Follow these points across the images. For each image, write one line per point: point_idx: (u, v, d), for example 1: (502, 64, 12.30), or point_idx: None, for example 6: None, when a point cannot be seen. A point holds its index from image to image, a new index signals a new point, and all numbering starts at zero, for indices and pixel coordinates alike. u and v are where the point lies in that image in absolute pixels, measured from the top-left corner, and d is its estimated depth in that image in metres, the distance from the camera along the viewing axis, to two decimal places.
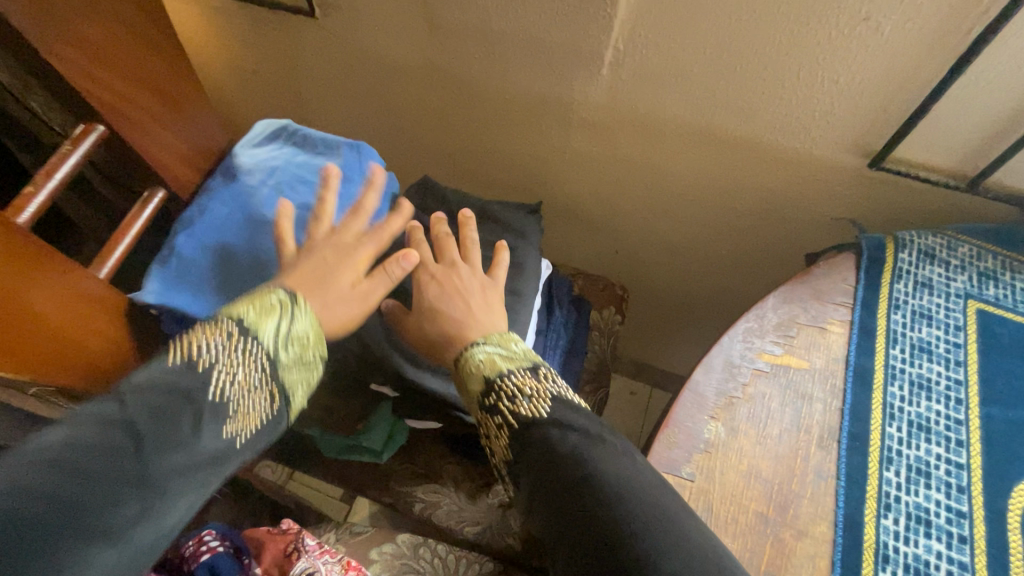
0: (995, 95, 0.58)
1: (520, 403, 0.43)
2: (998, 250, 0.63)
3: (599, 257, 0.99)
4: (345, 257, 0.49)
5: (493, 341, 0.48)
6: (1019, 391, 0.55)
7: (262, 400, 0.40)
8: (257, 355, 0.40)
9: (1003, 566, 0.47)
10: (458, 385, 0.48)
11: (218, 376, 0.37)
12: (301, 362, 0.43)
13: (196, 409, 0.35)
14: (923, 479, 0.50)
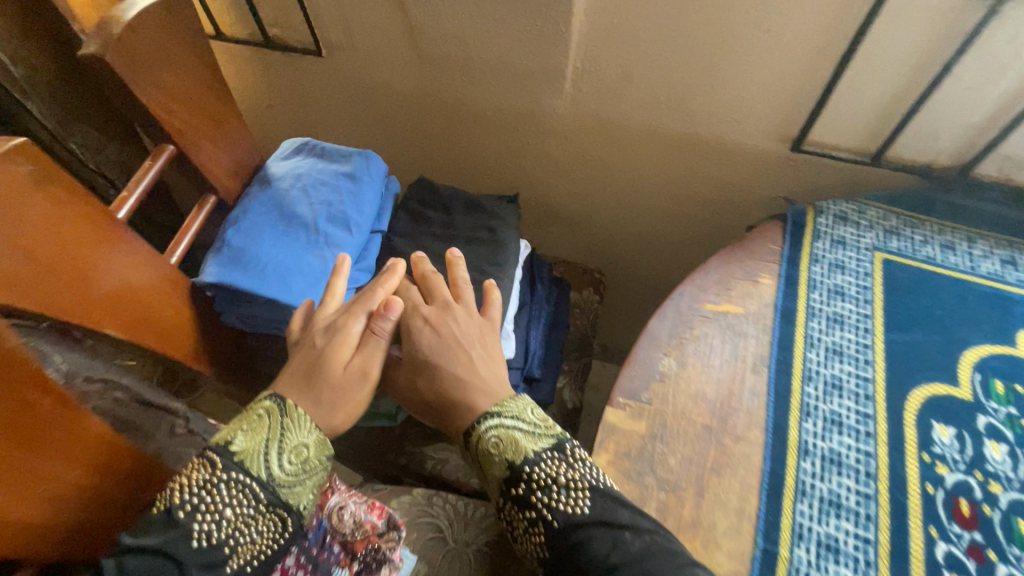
0: (879, 85, 0.71)
1: (555, 495, 0.49)
2: (899, 212, 0.76)
3: (580, 250, 1.12)
4: (336, 337, 0.55)
5: (512, 416, 0.53)
6: (917, 320, 0.67)
7: (263, 523, 0.47)
8: (242, 486, 0.46)
9: (901, 451, 0.58)
10: (477, 461, 0.53)
11: (201, 524, 0.44)
12: (298, 475, 0.49)
13: (183, 563, 0.43)
14: (836, 390, 0.62)
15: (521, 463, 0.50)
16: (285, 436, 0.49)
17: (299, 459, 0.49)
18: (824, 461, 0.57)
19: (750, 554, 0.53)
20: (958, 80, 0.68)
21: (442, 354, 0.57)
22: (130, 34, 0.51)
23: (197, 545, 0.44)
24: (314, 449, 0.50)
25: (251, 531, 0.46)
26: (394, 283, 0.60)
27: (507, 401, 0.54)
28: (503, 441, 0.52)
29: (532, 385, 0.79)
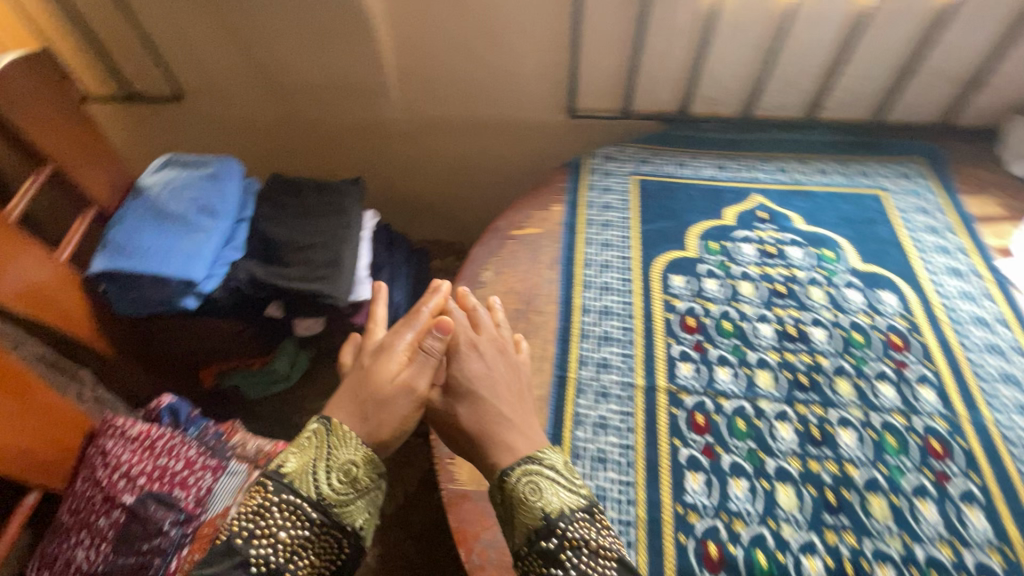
0: (607, 60, 0.98)
1: (584, 558, 0.49)
2: (648, 146, 1.04)
3: (445, 227, 1.34)
4: (385, 356, 0.59)
5: (553, 467, 0.55)
6: (662, 214, 0.92)
7: (319, 546, 0.51)
8: (294, 508, 0.50)
9: (650, 296, 0.81)
10: (510, 511, 0.54)
11: (257, 549, 0.48)
12: (344, 494, 0.53)
13: None
14: (606, 268, 0.85)
15: (557, 517, 0.51)
16: (333, 462, 0.53)
17: (348, 480, 0.53)
18: (600, 313, 0.80)
19: (549, 381, 0.73)
20: (653, 47, 0.95)
21: (486, 385, 0.60)
22: (7, 78, 0.65)
23: (255, 569, 0.48)
24: (361, 467, 0.54)
25: (309, 553, 0.50)
26: (437, 304, 0.64)
27: (547, 450, 0.57)
28: (542, 490, 0.53)
29: None
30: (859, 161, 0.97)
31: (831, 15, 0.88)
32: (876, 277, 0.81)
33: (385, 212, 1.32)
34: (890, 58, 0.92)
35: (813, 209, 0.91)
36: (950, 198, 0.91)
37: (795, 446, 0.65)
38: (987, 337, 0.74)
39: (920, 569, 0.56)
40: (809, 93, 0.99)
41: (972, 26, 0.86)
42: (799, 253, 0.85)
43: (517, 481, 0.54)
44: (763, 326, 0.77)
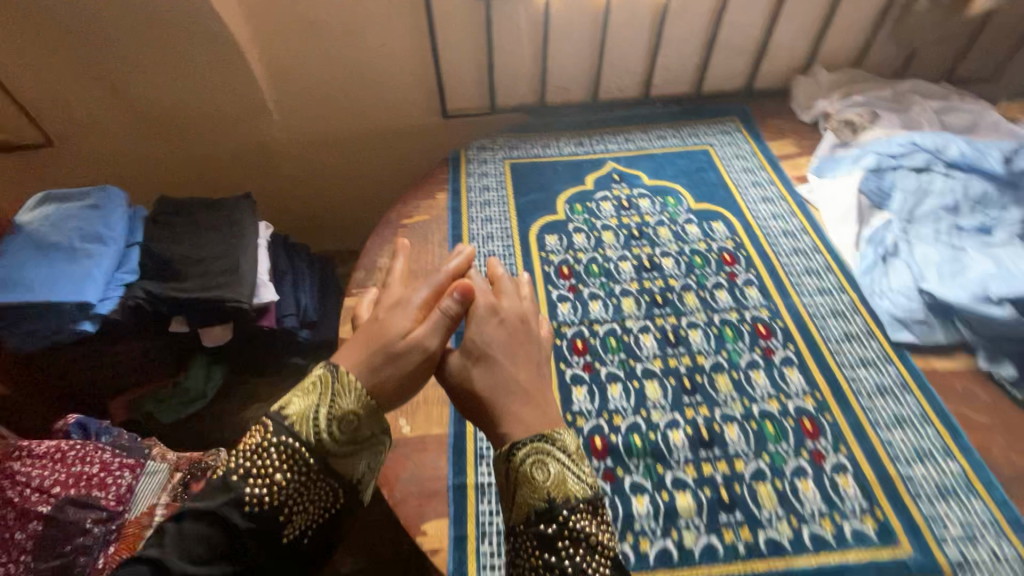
0: (466, 63, 1.11)
1: (582, 553, 0.46)
2: (515, 133, 1.16)
3: (346, 235, 1.40)
4: (401, 310, 0.58)
5: (566, 451, 0.51)
6: (534, 188, 1.04)
7: (316, 492, 0.49)
8: (293, 452, 0.49)
9: (529, 256, 0.93)
10: (508, 488, 0.50)
11: (253, 488, 0.47)
12: (345, 443, 0.51)
13: (236, 525, 0.46)
14: (489, 240, 0.96)
15: (561, 503, 0.48)
16: (336, 410, 0.51)
17: (349, 431, 0.51)
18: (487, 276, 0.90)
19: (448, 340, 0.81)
20: (502, 48, 1.09)
21: (506, 351, 0.57)
22: None
23: (251, 509, 0.46)
24: (363, 417, 0.52)
25: (306, 499, 0.49)
26: (455, 269, 0.64)
27: (563, 430, 0.52)
28: (552, 475, 0.49)
29: (313, 328, 1.01)
30: (689, 125, 1.16)
31: (639, 8, 1.05)
32: (708, 212, 0.98)
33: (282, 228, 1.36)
34: (695, 39, 1.12)
35: (656, 167, 1.08)
36: (759, 145, 1.11)
37: (656, 350, 0.78)
38: (793, 243, 0.92)
39: (756, 421, 0.71)
40: (639, 74, 1.17)
41: (748, 7, 1.07)
42: (648, 203, 1.00)
43: (524, 459, 0.50)
44: (624, 263, 0.91)
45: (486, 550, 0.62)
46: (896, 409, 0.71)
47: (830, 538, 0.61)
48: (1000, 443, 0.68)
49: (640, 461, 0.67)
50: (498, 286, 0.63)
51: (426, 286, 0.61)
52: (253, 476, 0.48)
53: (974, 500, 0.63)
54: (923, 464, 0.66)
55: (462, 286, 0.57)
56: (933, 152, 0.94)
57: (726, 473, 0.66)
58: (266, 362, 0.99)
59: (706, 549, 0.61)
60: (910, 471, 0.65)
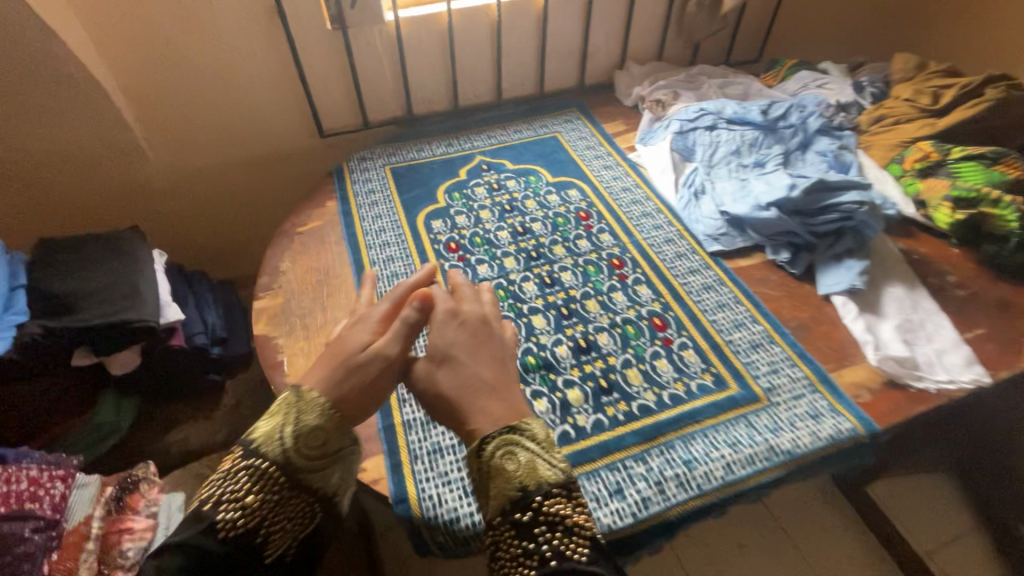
0: (333, 86, 1.22)
1: (557, 533, 0.52)
2: (391, 143, 1.30)
3: (242, 255, 1.46)
4: (359, 326, 0.65)
5: (535, 438, 0.57)
6: (415, 185, 1.18)
7: (291, 511, 0.55)
8: (261, 474, 0.54)
9: (419, 238, 1.06)
10: (484, 480, 0.56)
11: (226, 515, 0.53)
12: (312, 459, 0.56)
13: (211, 552, 0.51)
14: (382, 232, 1.07)
15: (534, 490, 0.54)
16: (300, 426, 0.56)
17: (317, 446, 0.57)
18: (385, 261, 1.01)
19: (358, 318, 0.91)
20: (365, 69, 1.22)
21: (468, 351, 0.63)
22: None
23: (224, 535, 0.52)
24: (328, 430, 0.57)
25: (283, 520, 0.55)
26: (415, 282, 0.70)
27: (531, 420, 0.58)
28: (525, 464, 0.55)
29: (224, 344, 1.08)
30: (538, 119, 1.38)
31: (477, 25, 1.24)
32: (563, 183, 1.18)
33: (175, 256, 1.39)
34: (528, 47, 1.33)
35: (517, 154, 1.26)
36: (595, 127, 1.35)
37: (538, 292, 0.94)
38: (631, 196, 1.14)
39: (620, 327, 0.89)
40: (490, 81, 1.36)
41: (565, 19, 1.31)
42: (514, 183, 1.18)
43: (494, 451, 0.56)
44: (501, 232, 1.06)
45: (419, 469, 0.72)
46: (718, 298, 0.93)
47: (683, 394, 0.79)
48: (789, 306, 0.92)
49: (536, 373, 0.82)
50: (459, 293, 0.70)
51: (387, 299, 0.67)
52: (226, 502, 0.54)
53: (775, 346, 0.86)
54: (739, 330, 0.88)
55: (421, 295, 0.65)
56: (717, 113, 1.22)
57: (602, 367, 0.83)
58: (182, 382, 1.02)
59: (595, 424, 0.76)
60: (730, 337, 0.87)
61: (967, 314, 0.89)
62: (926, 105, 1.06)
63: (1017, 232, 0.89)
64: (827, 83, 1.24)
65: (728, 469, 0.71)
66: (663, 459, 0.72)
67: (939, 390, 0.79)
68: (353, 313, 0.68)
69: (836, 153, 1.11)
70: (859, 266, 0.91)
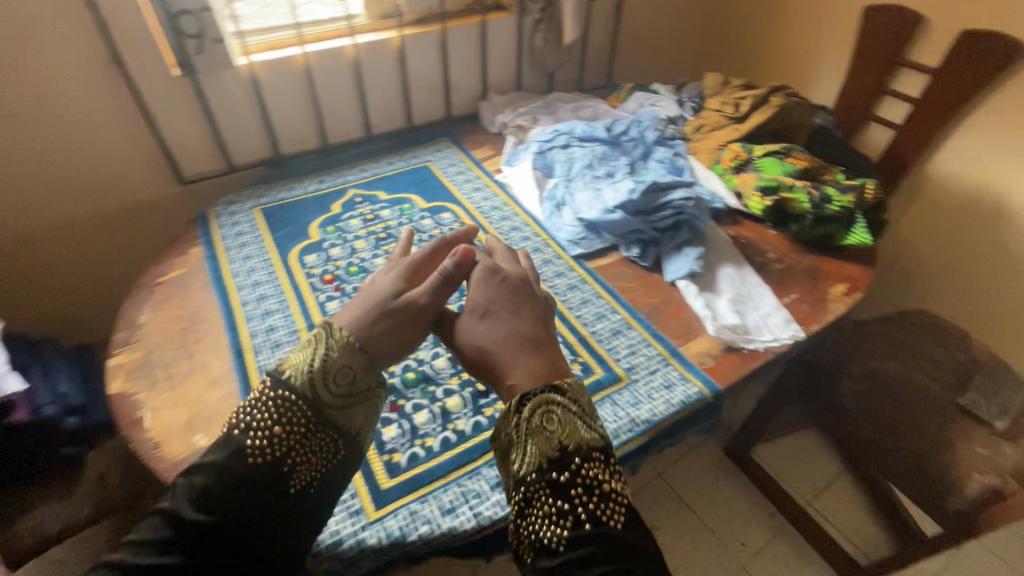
0: (188, 132, 1.20)
1: (594, 499, 0.60)
2: (259, 185, 1.28)
3: (102, 309, 1.37)
4: (403, 275, 0.79)
5: (575, 403, 0.67)
6: (286, 223, 1.17)
7: (317, 442, 0.65)
8: (287, 403, 0.65)
9: (293, 274, 1.05)
10: (523, 436, 0.64)
11: (252, 440, 0.62)
12: (338, 394, 0.68)
13: (237, 472, 0.60)
14: (253, 272, 1.05)
15: (574, 451, 0.63)
16: (327, 364, 0.68)
17: (342, 384, 0.68)
18: (257, 300, 0.99)
19: (230, 359, 0.88)
20: (222, 113, 1.21)
21: (512, 305, 0.77)
22: None
23: (250, 457, 0.61)
24: (355, 371, 0.69)
25: (308, 451, 0.64)
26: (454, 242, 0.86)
27: (570, 384, 0.69)
28: (567, 426, 0.65)
29: (82, 413, 1.04)
30: (410, 150, 1.44)
31: (335, 64, 1.28)
32: (437, 207, 1.24)
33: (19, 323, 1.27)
34: (392, 85, 1.40)
35: (390, 185, 1.30)
36: (465, 154, 1.43)
37: None
38: (500, 214, 1.22)
39: None
40: (358, 117, 1.40)
41: (423, 57, 1.39)
42: (388, 212, 1.21)
43: (532, 412, 0.65)
44: (377, 259, 1.09)
45: None
46: (582, 294, 1.02)
47: None
48: (642, 294, 1.03)
49: (416, 388, 0.84)
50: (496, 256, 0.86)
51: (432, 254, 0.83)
52: (255, 429, 0.63)
53: (632, 331, 0.95)
54: (602, 321, 0.97)
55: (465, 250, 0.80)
56: (569, 133, 1.34)
57: None
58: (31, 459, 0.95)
59: (474, 427, 0.80)
60: (593, 327, 0.96)
61: (783, 282, 1.06)
62: (731, 113, 1.25)
63: (811, 210, 1.07)
64: (658, 101, 1.41)
65: None
66: None
67: (766, 348, 0.92)
68: (397, 265, 0.83)
69: (671, 159, 1.27)
70: (696, 253, 1.05)
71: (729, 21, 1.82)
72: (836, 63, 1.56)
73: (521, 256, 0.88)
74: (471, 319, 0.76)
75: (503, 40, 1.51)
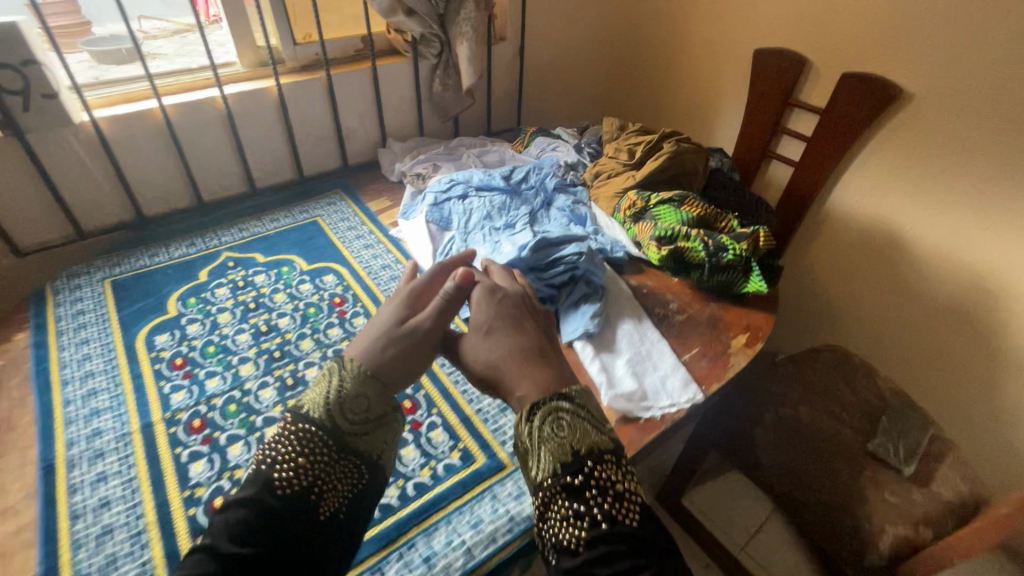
0: (22, 199, 1.04)
1: (606, 499, 0.61)
2: (114, 252, 1.13)
3: None
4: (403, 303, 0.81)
5: (582, 410, 0.69)
6: (139, 297, 1.03)
7: (341, 470, 0.65)
8: (308, 435, 0.66)
9: (136, 359, 0.91)
10: (538, 443, 0.67)
11: (280, 473, 0.62)
12: (357, 422, 0.69)
13: (270, 503, 0.59)
14: (87, 361, 0.90)
15: (585, 454, 0.64)
16: (340, 395, 0.69)
17: (357, 412, 0.69)
18: (84, 397, 0.84)
19: (34, 478, 0.73)
20: (65, 175, 1.07)
21: (513, 325, 0.79)
22: None
23: (280, 488, 0.61)
24: (370, 399, 0.70)
25: (335, 479, 0.64)
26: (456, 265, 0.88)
27: (574, 394, 0.71)
28: (576, 432, 0.66)
29: None
30: (298, 204, 1.33)
31: (204, 115, 1.18)
32: (320, 269, 1.13)
33: None
34: (275, 135, 1.30)
35: (270, 245, 1.19)
36: (359, 206, 1.33)
37: (275, 398, 0.85)
38: (390, 273, 1.13)
39: None
40: (237, 171, 1.29)
41: (307, 105, 1.31)
42: (262, 278, 1.10)
43: (542, 421, 0.68)
44: (242, 335, 0.96)
45: None
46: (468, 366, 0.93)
47: (427, 481, 0.75)
48: None
49: None
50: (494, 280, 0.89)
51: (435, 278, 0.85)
52: (280, 464, 0.63)
53: None
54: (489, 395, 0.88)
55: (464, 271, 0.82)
56: (466, 183, 1.28)
57: None
58: None
59: None
60: (479, 404, 0.86)
61: (684, 336, 1.01)
62: (626, 161, 1.23)
63: (706, 260, 1.04)
64: (558, 146, 1.39)
65: (467, 556, 0.67)
66: (400, 563, 0.67)
67: (663, 415, 0.86)
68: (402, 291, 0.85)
69: (572, 207, 1.22)
70: (591, 310, 0.99)
71: (634, 61, 1.84)
72: (734, 102, 1.59)
73: (513, 278, 0.90)
74: (476, 337, 0.79)
75: (398, 85, 1.44)
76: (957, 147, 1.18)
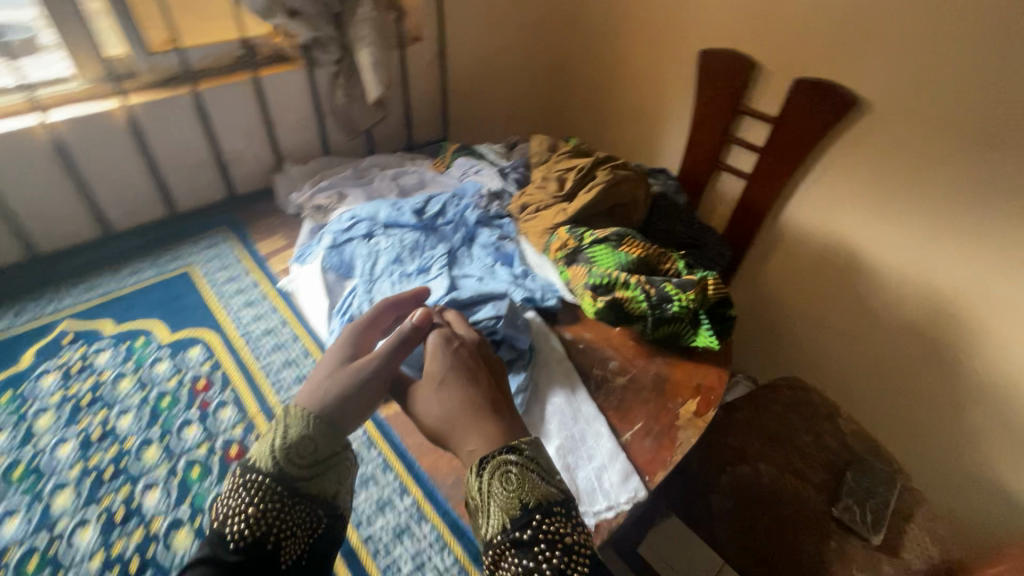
0: None
1: (556, 552, 0.56)
2: None
3: None
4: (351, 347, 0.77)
5: (532, 458, 0.63)
6: None
7: (295, 516, 0.62)
8: (257, 486, 0.62)
9: None
10: (487, 495, 0.61)
11: (233, 528, 0.59)
12: (306, 466, 0.65)
13: (226, 560, 0.57)
14: None
15: (534, 507, 0.59)
16: (288, 438, 0.65)
17: (306, 455, 0.65)
18: None
19: None
20: None
21: (467, 373, 0.72)
22: None
23: (234, 544, 0.59)
24: (316, 442, 0.66)
25: (291, 525, 0.61)
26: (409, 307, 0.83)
27: (524, 441, 0.65)
28: (526, 481, 0.61)
29: None
30: (169, 250, 1.10)
31: (26, 151, 0.94)
32: (185, 339, 0.92)
33: None
34: (131, 166, 1.07)
35: (124, 309, 0.97)
36: (245, 250, 1.12)
37: (96, 542, 0.66)
38: (273, 340, 0.93)
39: None
40: (85, 213, 1.05)
41: (172, 130, 1.08)
42: (106, 357, 0.87)
43: (491, 474, 0.62)
44: (65, 445, 0.75)
45: None
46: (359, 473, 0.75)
47: None
48: (447, 455, 0.76)
49: None
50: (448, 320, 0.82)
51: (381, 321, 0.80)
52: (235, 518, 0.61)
53: (424, 525, 0.69)
54: (382, 515, 0.70)
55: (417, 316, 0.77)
56: (370, 219, 1.07)
57: None
58: None
59: None
60: (371, 529, 0.69)
61: (624, 409, 0.85)
62: (554, 192, 1.05)
63: (649, 312, 0.87)
64: (481, 170, 1.22)
65: None
66: None
67: (597, 523, 0.71)
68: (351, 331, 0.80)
69: (498, 244, 1.05)
70: (517, 383, 0.84)
71: (570, 61, 1.67)
72: (678, 107, 1.44)
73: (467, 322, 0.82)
74: (429, 388, 0.73)
75: (290, 98, 1.21)
76: (914, 166, 1.07)
